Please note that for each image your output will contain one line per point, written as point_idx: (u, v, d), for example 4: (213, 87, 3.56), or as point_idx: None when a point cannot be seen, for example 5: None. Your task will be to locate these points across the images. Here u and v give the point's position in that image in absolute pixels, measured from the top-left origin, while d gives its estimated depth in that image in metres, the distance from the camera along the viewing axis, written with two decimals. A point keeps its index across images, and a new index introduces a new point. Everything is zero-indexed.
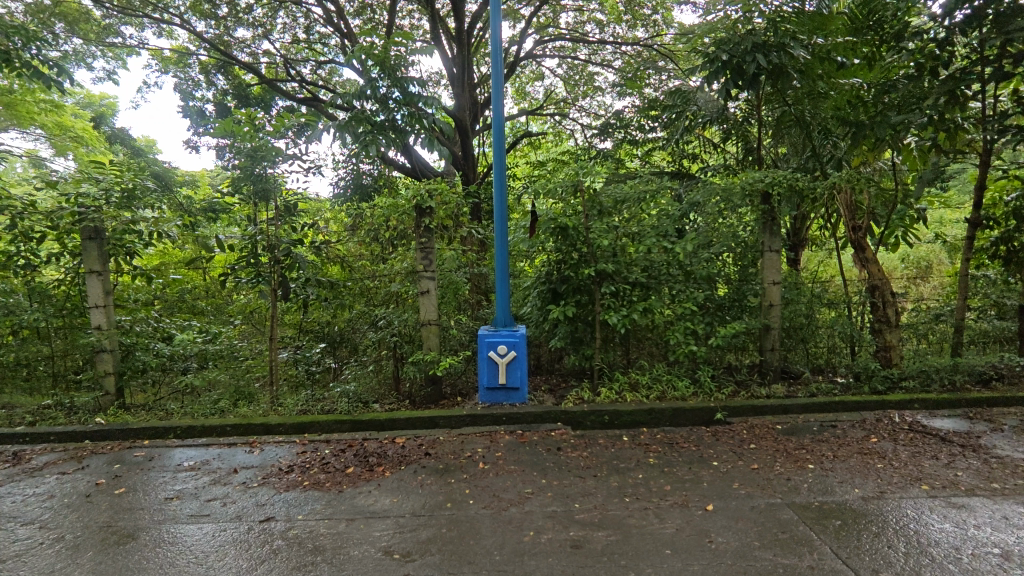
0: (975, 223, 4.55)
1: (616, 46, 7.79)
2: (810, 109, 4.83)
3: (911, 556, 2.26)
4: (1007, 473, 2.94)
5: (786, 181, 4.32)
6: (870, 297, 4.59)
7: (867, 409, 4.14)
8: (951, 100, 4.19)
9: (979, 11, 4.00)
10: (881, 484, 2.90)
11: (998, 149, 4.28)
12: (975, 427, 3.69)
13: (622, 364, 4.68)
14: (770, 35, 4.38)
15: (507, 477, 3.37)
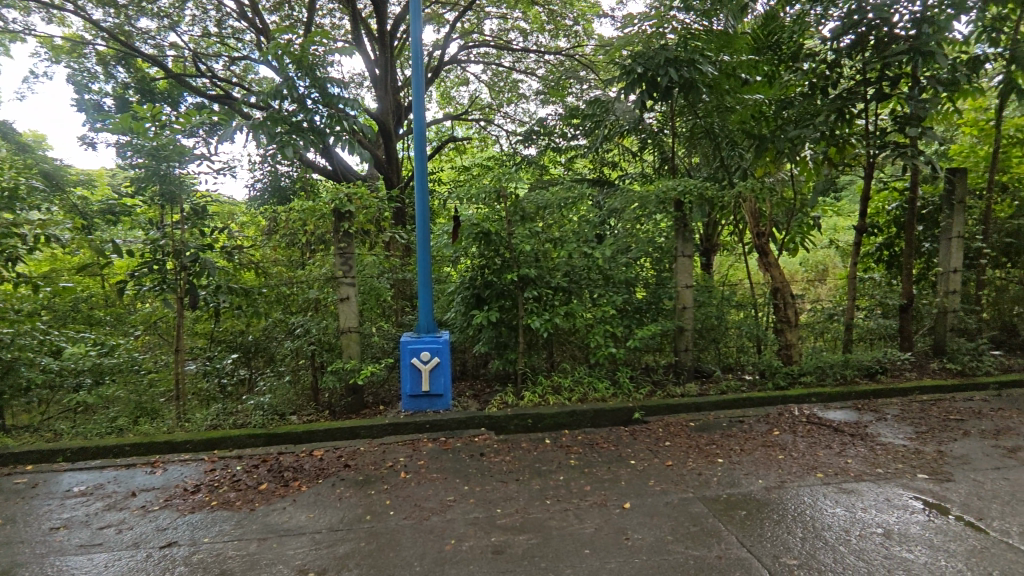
0: (862, 230, 4.98)
1: (539, 55, 7.90)
2: (719, 122, 5.13)
3: (807, 540, 2.42)
4: (889, 458, 3.22)
5: (696, 190, 4.48)
6: (773, 299, 4.91)
7: (771, 404, 4.41)
8: (839, 117, 4.54)
9: (862, 38, 4.39)
10: (782, 474, 3.10)
11: (879, 163, 4.70)
12: (863, 417, 4.02)
13: (544, 368, 4.74)
14: (682, 50, 4.60)
15: (430, 486, 3.32)
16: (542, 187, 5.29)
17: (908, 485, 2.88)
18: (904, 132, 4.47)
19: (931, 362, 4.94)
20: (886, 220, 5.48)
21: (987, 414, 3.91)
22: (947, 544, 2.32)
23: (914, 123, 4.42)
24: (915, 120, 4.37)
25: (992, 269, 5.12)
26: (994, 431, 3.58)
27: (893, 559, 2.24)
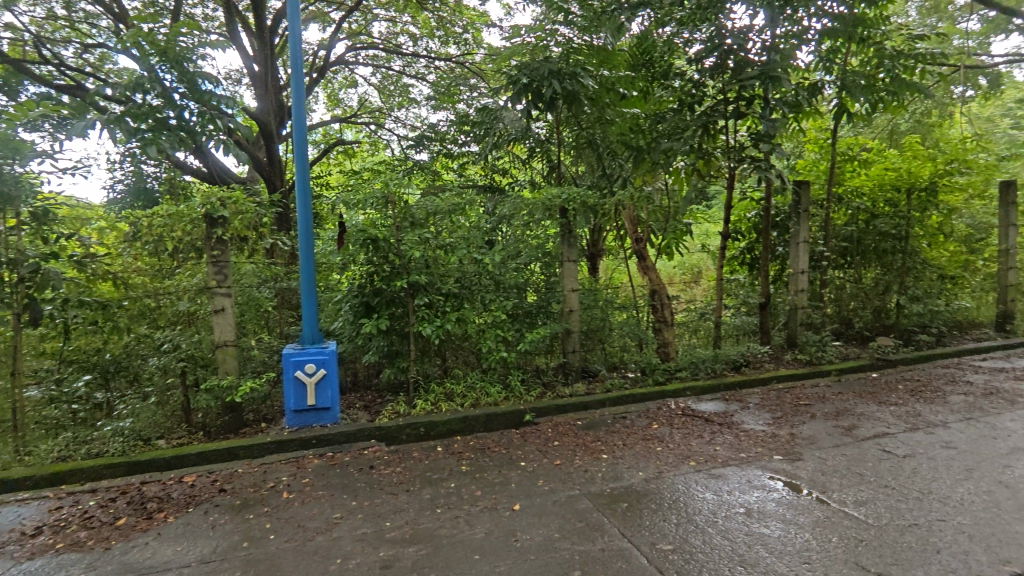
0: (726, 236, 5.46)
1: (429, 60, 7.83)
2: (600, 133, 5.36)
3: (681, 525, 2.59)
4: (752, 443, 3.54)
5: (580, 198, 4.68)
6: (651, 300, 5.30)
7: (650, 399, 4.69)
8: (704, 132, 4.97)
9: (722, 63, 4.84)
10: (660, 465, 3.30)
11: (738, 175, 5.18)
12: (730, 407, 4.39)
13: (437, 375, 4.69)
14: (564, 64, 4.81)
15: (315, 504, 3.15)
16: (433, 193, 5.25)
17: (766, 466, 3.18)
18: (757, 147, 4.97)
19: (786, 353, 5.50)
20: (747, 227, 6.04)
21: (830, 398, 4.43)
22: (796, 517, 2.59)
23: (766, 140, 4.92)
24: (766, 138, 4.88)
25: (833, 270, 5.80)
26: (835, 413, 4.06)
27: (753, 535, 2.46)
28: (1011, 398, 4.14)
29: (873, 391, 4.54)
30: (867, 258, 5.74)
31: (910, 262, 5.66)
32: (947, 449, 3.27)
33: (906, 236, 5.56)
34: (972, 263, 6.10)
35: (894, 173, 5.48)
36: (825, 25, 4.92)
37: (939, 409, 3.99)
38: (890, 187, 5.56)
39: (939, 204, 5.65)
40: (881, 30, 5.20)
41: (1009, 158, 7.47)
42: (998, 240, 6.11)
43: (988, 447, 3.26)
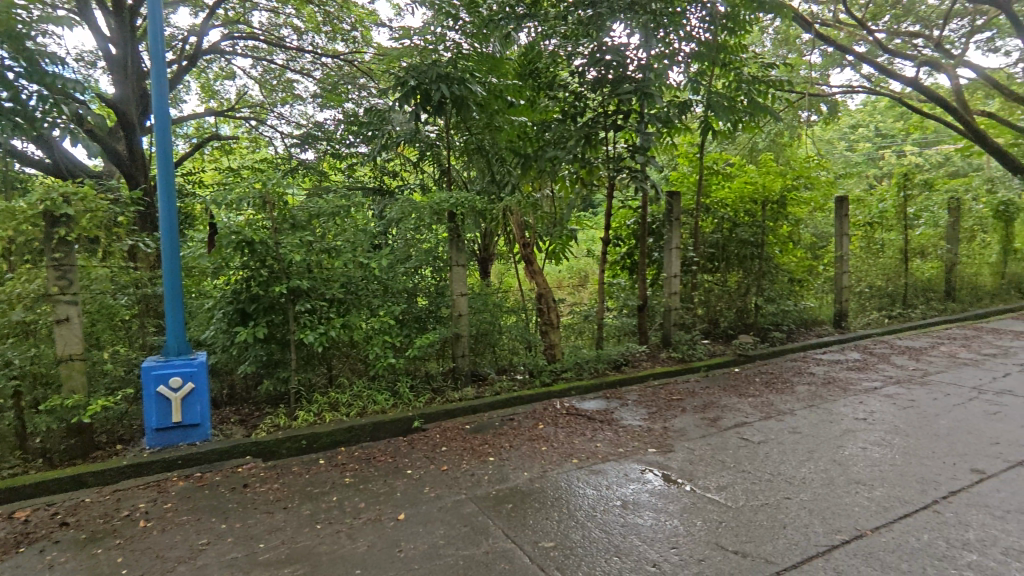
0: (607, 242, 5.77)
1: (315, 56, 7.47)
2: (489, 139, 5.38)
3: (562, 522, 2.67)
4: (630, 438, 3.74)
5: (468, 202, 4.72)
6: (537, 304, 5.42)
7: (537, 400, 4.82)
8: (587, 142, 5.20)
9: (601, 78, 5.10)
10: (544, 464, 3.39)
11: (618, 184, 5.46)
12: (611, 404, 4.61)
13: (321, 384, 4.48)
14: (452, 69, 4.79)
15: (177, 531, 2.88)
16: (316, 194, 5.03)
17: (641, 459, 3.37)
18: (634, 159, 5.26)
19: (662, 351, 5.88)
20: (627, 233, 6.38)
21: (699, 392, 4.80)
22: (666, 505, 2.77)
23: (641, 152, 5.24)
24: (642, 150, 5.18)
25: (703, 274, 6.29)
26: (703, 406, 4.39)
27: (628, 526, 2.59)
28: (845, 386, 4.73)
29: (734, 384, 4.98)
30: (730, 263, 6.29)
31: (766, 267, 6.28)
32: (793, 434, 3.65)
33: (762, 244, 6.18)
34: (815, 268, 6.90)
35: (752, 187, 6.08)
36: (692, 48, 5.35)
37: (788, 398, 4.46)
38: (749, 199, 6.16)
39: (788, 215, 6.32)
40: (740, 57, 5.74)
41: (845, 177, 8.55)
42: (834, 247, 6.98)
43: (825, 430, 3.70)
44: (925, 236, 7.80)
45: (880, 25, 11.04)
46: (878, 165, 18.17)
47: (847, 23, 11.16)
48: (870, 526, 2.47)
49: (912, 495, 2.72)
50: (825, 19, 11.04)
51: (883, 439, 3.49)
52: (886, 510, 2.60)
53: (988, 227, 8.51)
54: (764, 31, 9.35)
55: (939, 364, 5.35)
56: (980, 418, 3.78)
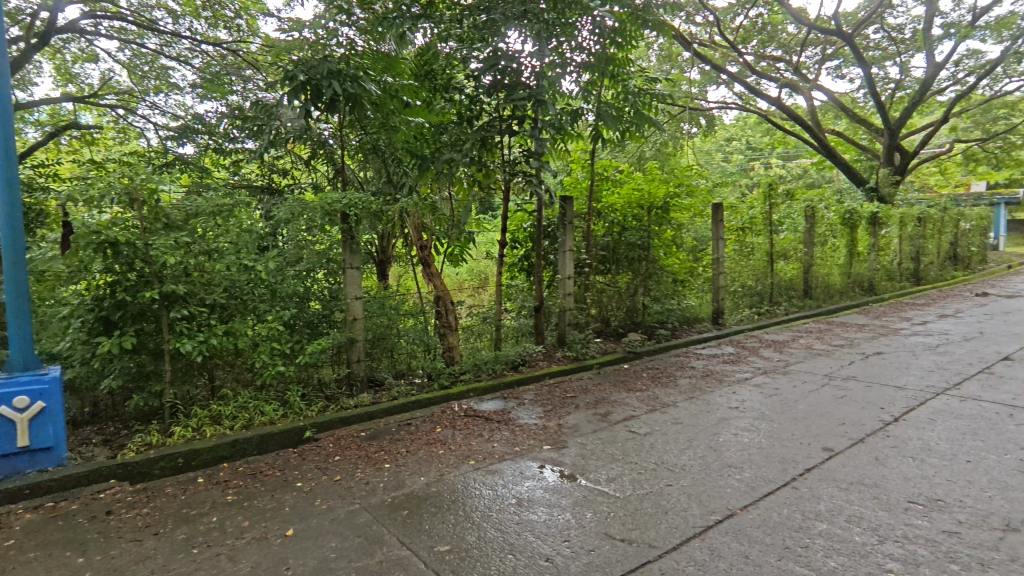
0: (503, 245, 5.88)
1: (194, 43, 6.91)
2: (384, 139, 5.24)
3: (458, 524, 2.67)
4: (526, 437, 3.82)
5: (362, 203, 4.60)
6: (436, 306, 5.41)
7: (435, 403, 4.79)
8: (483, 146, 5.24)
9: (497, 83, 5.16)
10: (441, 468, 3.37)
11: (513, 187, 5.60)
12: (508, 404, 4.69)
13: (202, 397, 4.17)
14: (345, 66, 4.62)
15: (23, 570, 2.55)
16: (196, 191, 4.67)
17: (537, 457, 3.45)
18: (528, 163, 5.47)
19: (557, 351, 6.06)
20: (524, 236, 6.53)
21: (592, 389, 5.00)
22: (560, 500, 2.86)
23: (536, 157, 5.43)
24: (536, 155, 5.41)
25: (596, 275, 6.55)
26: (595, 402, 4.58)
27: (523, 523, 2.64)
28: (720, 378, 5.14)
29: (624, 380, 5.25)
30: (620, 265, 6.62)
31: (652, 268, 6.71)
32: (675, 425, 3.91)
33: (648, 246, 6.60)
34: (696, 269, 7.41)
35: (638, 193, 6.44)
36: (583, 59, 5.58)
37: (671, 391, 4.77)
38: (636, 205, 6.53)
39: (671, 220, 6.77)
40: (627, 69, 6.04)
41: (719, 186, 9.34)
42: (712, 250, 7.52)
43: (703, 420, 3.99)
44: (787, 240, 8.66)
45: (749, 48, 12.16)
46: (748, 175, 19.92)
47: (722, 45, 12.17)
48: (740, 505, 2.70)
49: (774, 474, 3.01)
50: (703, 40, 11.97)
51: (752, 424, 3.83)
52: (754, 489, 2.86)
53: (837, 232, 9.62)
54: (648, 46, 9.95)
55: (798, 355, 5.96)
56: (830, 401, 4.26)
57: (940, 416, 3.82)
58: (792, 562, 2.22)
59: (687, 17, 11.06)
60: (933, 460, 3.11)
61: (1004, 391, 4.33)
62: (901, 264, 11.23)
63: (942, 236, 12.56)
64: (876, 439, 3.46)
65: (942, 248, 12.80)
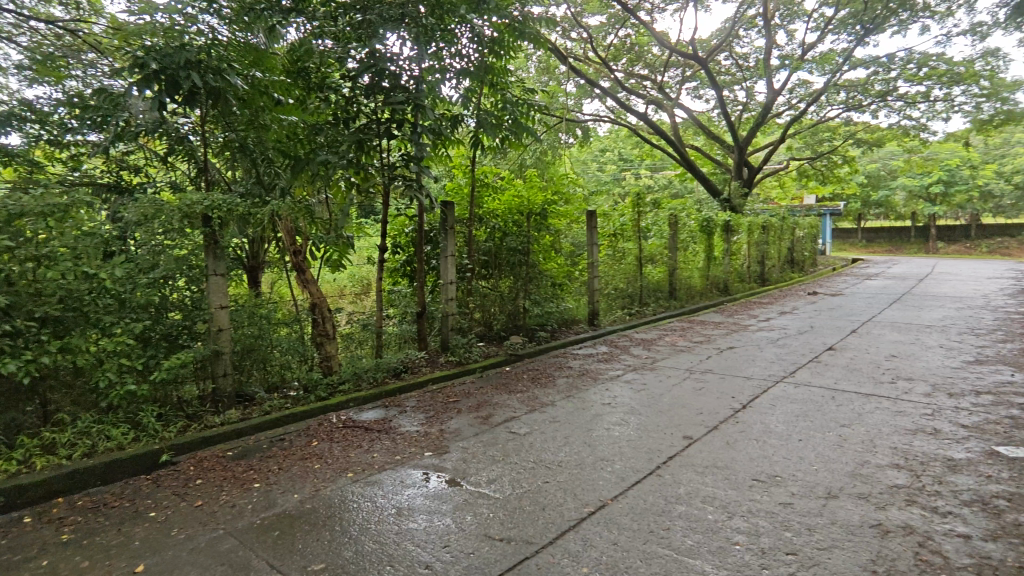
0: (383, 250, 5.75)
1: (20, 17, 5.89)
2: (254, 138, 4.94)
3: (333, 541, 2.57)
4: (407, 445, 3.77)
5: (225, 205, 4.26)
6: (312, 314, 5.11)
7: (312, 416, 4.56)
8: (359, 148, 5.04)
9: (373, 85, 5.06)
10: (316, 483, 3.22)
11: (392, 191, 5.50)
12: (389, 413, 4.59)
13: (32, 424, 3.63)
14: (205, 56, 4.25)
15: None
16: (23, 187, 4.06)
17: (418, 464, 3.42)
18: (408, 168, 5.35)
19: (440, 356, 6.03)
20: (406, 241, 6.40)
21: (473, 393, 5.05)
22: (440, 506, 2.85)
23: (415, 162, 5.30)
24: (415, 159, 5.32)
25: (477, 280, 6.64)
26: (477, 405, 4.64)
27: (402, 533, 2.60)
28: (595, 376, 5.42)
29: (505, 383, 5.36)
30: (502, 270, 6.75)
31: (532, 273, 6.87)
32: (553, 423, 4.06)
33: (528, 251, 6.76)
34: (573, 273, 7.76)
35: (518, 199, 6.63)
36: (464, 65, 5.59)
37: (550, 391, 4.95)
38: (517, 211, 6.69)
39: (550, 226, 7.03)
40: (505, 79, 6.17)
41: (594, 195, 9.89)
42: (587, 255, 7.90)
43: (579, 417, 4.19)
44: (654, 246, 9.35)
45: (619, 65, 13.00)
46: (620, 185, 21.25)
47: (594, 61, 12.91)
48: (611, 495, 2.87)
49: (642, 464, 3.24)
50: (578, 55, 12.61)
51: (622, 418, 4.08)
52: (623, 479, 3.05)
53: (696, 239, 10.54)
54: (526, 58, 10.31)
55: (664, 352, 6.46)
56: (690, 394, 4.66)
57: (779, 402, 4.32)
58: (655, 545, 2.39)
59: (563, 33, 11.61)
60: (773, 441, 3.52)
61: (827, 376, 5.00)
62: (750, 268, 12.56)
63: (781, 242, 14.24)
64: (727, 425, 3.84)
65: (782, 253, 14.51)
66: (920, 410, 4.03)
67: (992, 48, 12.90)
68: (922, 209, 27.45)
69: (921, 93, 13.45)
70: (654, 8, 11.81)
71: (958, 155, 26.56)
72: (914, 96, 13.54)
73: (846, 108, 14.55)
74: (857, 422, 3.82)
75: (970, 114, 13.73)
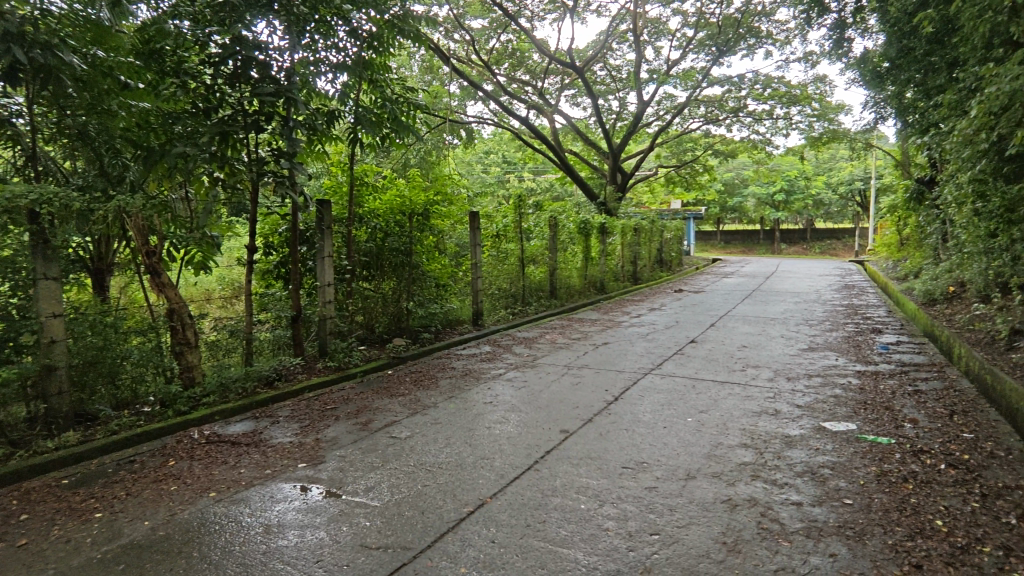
0: (253, 251, 5.38)
1: None
2: (96, 124, 4.34)
3: (191, 568, 2.35)
4: (278, 457, 3.55)
5: (59, 200, 3.72)
6: (169, 321, 4.63)
7: (169, 433, 4.15)
8: (223, 140, 4.65)
9: (238, 73, 4.70)
10: (172, 507, 2.93)
11: (262, 188, 5.16)
12: (259, 424, 4.29)
13: None
14: (31, 28, 3.67)
15: None
16: None
17: (290, 477, 3.24)
18: (279, 163, 5.06)
19: (318, 362, 5.75)
20: (279, 241, 6.06)
21: (353, 398, 4.88)
22: (314, 519, 2.72)
23: (286, 157, 5.02)
24: (287, 155, 5.02)
25: (358, 281, 6.41)
26: (356, 411, 4.48)
27: (269, 552, 2.45)
28: (478, 376, 5.46)
29: (387, 386, 5.24)
30: (384, 271, 6.58)
31: (415, 274, 6.77)
32: (435, 425, 4.04)
33: (411, 252, 6.65)
34: (456, 274, 7.76)
35: (400, 200, 6.54)
36: (341, 60, 5.34)
37: (432, 393, 4.91)
38: (398, 212, 6.58)
39: (432, 227, 6.97)
40: (387, 76, 6.02)
41: (477, 196, 9.98)
42: (470, 255, 7.93)
43: (461, 417, 4.20)
44: (536, 247, 9.61)
45: (501, 69, 13.24)
46: (503, 187, 21.63)
47: (478, 63, 13.02)
48: (490, 493, 2.90)
49: (521, 460, 3.32)
50: (461, 56, 12.66)
51: (503, 416, 4.15)
52: (502, 477, 3.10)
53: (575, 240, 10.99)
54: (408, 56, 10.17)
55: (545, 350, 6.67)
56: (568, 389, 4.84)
57: (647, 393, 4.63)
58: (532, 538, 2.45)
59: (446, 33, 11.60)
60: (641, 429, 3.76)
61: (689, 367, 5.44)
62: (624, 267, 13.35)
63: (651, 243, 15.28)
64: (601, 417, 4.04)
65: (652, 254, 15.56)
66: (764, 394, 4.52)
67: (821, 75, 14.75)
68: (767, 214, 30.82)
69: (766, 111, 15.09)
70: (533, 16, 12.17)
71: (796, 168, 30.15)
72: (760, 113, 15.14)
73: (706, 122, 15.92)
74: (713, 408, 4.19)
75: (805, 132, 15.61)
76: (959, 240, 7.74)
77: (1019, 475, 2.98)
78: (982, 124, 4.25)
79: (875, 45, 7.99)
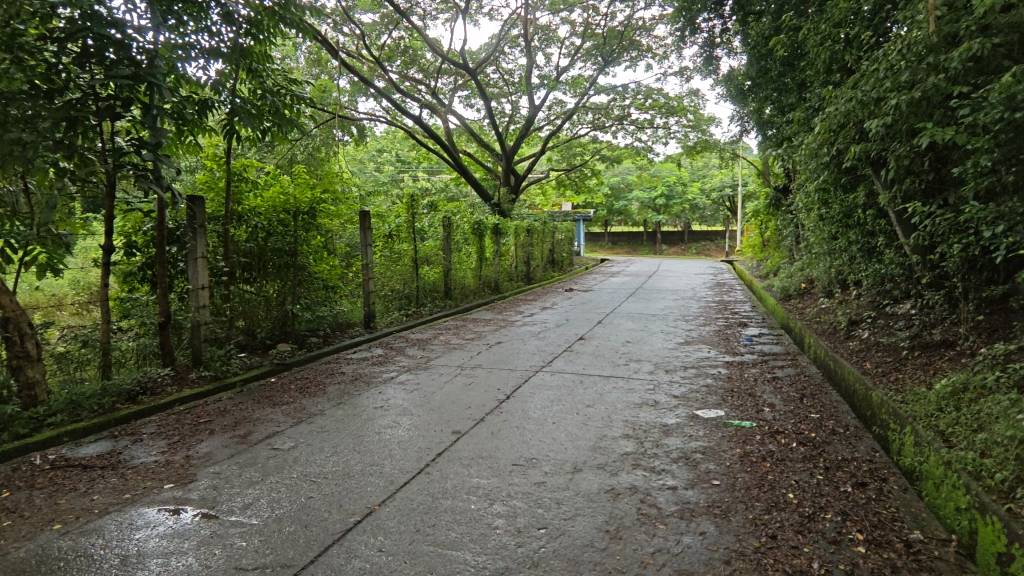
0: (110, 250, 4.81)
1: None
2: None
3: None
4: (139, 479, 3.22)
5: None
6: (3, 333, 4.03)
7: (3, 461, 3.62)
8: (71, 126, 4.11)
9: (88, 52, 4.16)
10: (5, 545, 2.56)
11: (121, 180, 4.64)
12: (117, 444, 3.86)
13: None
14: None
15: None
16: None
17: (154, 500, 2.95)
18: (139, 154, 4.55)
19: (190, 372, 5.27)
20: (143, 241, 5.48)
21: (230, 410, 4.54)
22: (180, 545, 2.49)
23: (150, 148, 4.52)
24: (151, 146, 4.52)
25: (236, 283, 5.98)
26: (234, 423, 4.18)
27: None
28: (368, 380, 5.30)
29: (269, 395, 4.94)
30: (267, 273, 6.19)
31: (301, 275, 6.44)
32: (321, 433, 3.86)
33: (296, 252, 6.32)
34: (346, 275, 7.47)
35: (283, 197, 6.22)
36: (216, 45, 4.96)
37: (319, 400, 4.70)
38: (281, 209, 6.23)
39: (319, 226, 6.67)
40: (267, 65, 5.66)
41: (367, 195, 9.69)
42: (361, 256, 7.67)
43: (349, 424, 4.05)
44: (429, 248, 9.50)
45: (393, 66, 12.98)
46: (397, 186, 21.23)
47: (368, 59, 12.65)
48: (378, 500, 2.83)
49: (412, 464, 3.26)
50: (350, 50, 12.23)
51: (394, 420, 4.07)
52: (391, 483, 3.03)
53: (469, 241, 10.99)
54: (292, 46, 9.66)
55: (438, 351, 6.61)
56: (460, 389, 4.85)
57: (538, 390, 4.74)
58: (421, 543, 2.42)
59: (334, 26, 11.17)
60: (532, 426, 3.84)
61: (578, 363, 5.65)
62: (517, 267, 13.58)
63: (544, 244, 15.68)
64: (493, 416, 4.08)
65: (545, 254, 15.99)
66: (645, 386, 4.80)
67: (695, 89, 15.96)
68: (649, 217, 32.77)
69: (647, 120, 16.04)
70: (425, 14, 12.04)
71: (675, 174, 32.32)
72: (642, 122, 16.08)
73: (594, 128, 16.63)
74: (598, 402, 4.38)
75: (681, 141, 16.80)
76: (808, 242, 8.70)
77: (854, 448, 3.40)
78: (824, 139, 4.80)
79: (739, 64, 8.76)
